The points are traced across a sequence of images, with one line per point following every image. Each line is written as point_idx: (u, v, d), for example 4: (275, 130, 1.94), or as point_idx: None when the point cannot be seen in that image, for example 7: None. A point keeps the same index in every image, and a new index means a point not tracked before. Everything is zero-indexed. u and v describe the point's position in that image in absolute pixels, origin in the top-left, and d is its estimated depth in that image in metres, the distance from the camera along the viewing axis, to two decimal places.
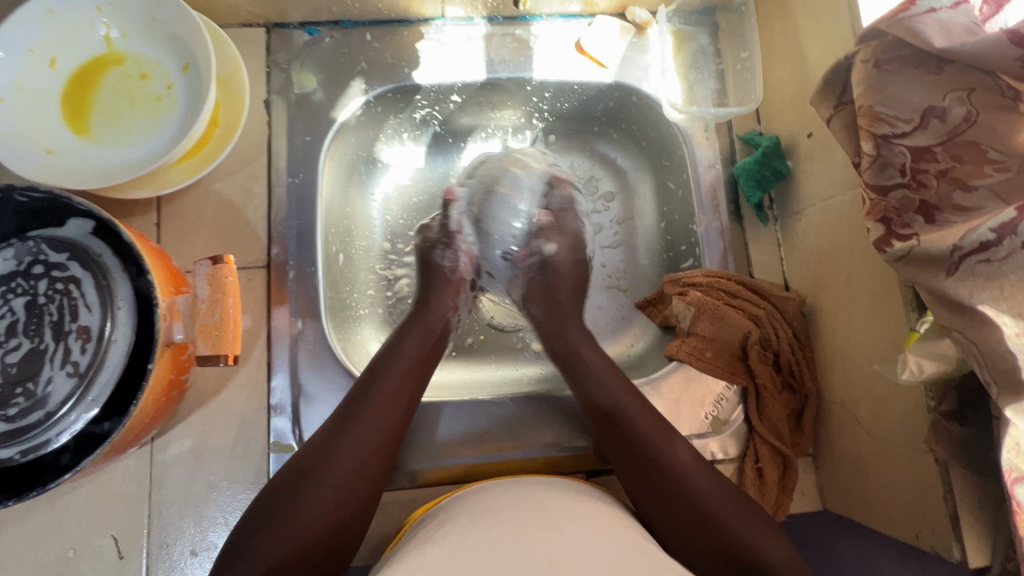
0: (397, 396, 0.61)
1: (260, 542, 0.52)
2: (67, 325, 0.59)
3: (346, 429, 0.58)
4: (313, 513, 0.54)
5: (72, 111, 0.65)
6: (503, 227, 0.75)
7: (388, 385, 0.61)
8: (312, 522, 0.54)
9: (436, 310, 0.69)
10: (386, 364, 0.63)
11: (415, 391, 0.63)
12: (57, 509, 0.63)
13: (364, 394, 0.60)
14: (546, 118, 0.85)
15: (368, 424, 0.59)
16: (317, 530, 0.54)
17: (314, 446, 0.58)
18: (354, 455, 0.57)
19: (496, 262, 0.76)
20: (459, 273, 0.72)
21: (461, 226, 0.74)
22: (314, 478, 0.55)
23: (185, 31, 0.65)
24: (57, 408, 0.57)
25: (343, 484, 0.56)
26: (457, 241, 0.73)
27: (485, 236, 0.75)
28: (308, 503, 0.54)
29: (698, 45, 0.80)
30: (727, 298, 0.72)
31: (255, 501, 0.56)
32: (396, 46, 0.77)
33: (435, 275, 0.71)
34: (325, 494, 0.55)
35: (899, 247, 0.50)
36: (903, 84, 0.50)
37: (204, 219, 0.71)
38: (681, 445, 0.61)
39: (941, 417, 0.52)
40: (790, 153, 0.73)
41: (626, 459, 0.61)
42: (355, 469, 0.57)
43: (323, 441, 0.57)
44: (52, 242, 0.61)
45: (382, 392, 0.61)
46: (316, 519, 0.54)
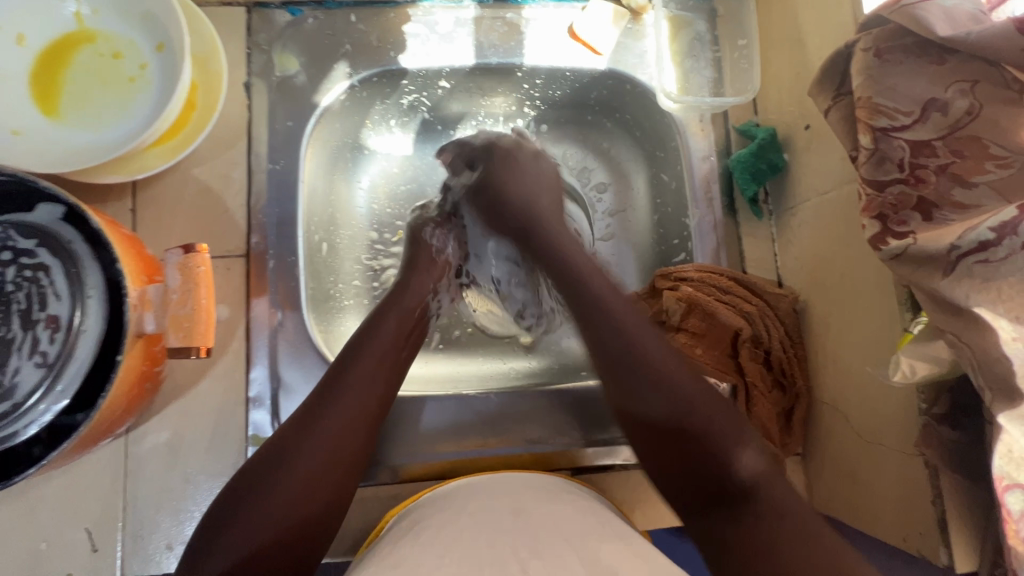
0: (372, 378, 0.60)
1: (231, 529, 0.51)
2: (35, 313, 0.57)
3: (319, 413, 0.56)
4: (284, 500, 0.52)
5: (39, 90, 0.62)
6: (484, 203, 0.71)
7: (364, 371, 0.60)
8: (279, 511, 0.52)
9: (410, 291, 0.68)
10: (363, 349, 0.61)
11: (388, 378, 0.61)
12: (30, 501, 0.62)
13: (338, 379, 0.59)
14: (538, 106, 0.83)
15: (342, 408, 0.57)
16: (288, 516, 0.52)
17: (287, 432, 0.56)
18: (326, 444, 0.55)
19: (477, 245, 0.74)
20: (445, 254, 0.72)
21: (456, 210, 0.75)
22: (287, 463, 0.53)
23: (159, 9, 0.63)
24: (25, 399, 0.55)
25: (313, 472, 0.54)
26: (450, 223, 0.75)
27: (467, 215, 0.74)
28: (278, 488, 0.52)
29: (694, 32, 0.77)
30: (719, 293, 0.71)
31: (224, 490, 0.54)
32: (382, 28, 0.74)
33: (421, 253, 0.72)
34: (296, 481, 0.53)
35: (895, 245, 0.48)
36: (904, 75, 0.48)
37: (181, 205, 0.69)
38: (691, 377, 0.58)
39: (933, 420, 0.51)
40: (787, 146, 0.71)
41: (688, 479, 0.55)
42: (326, 457, 0.55)
43: (296, 428, 0.56)
44: (19, 227, 0.58)
45: (360, 376, 0.59)
46: (279, 514, 0.52)
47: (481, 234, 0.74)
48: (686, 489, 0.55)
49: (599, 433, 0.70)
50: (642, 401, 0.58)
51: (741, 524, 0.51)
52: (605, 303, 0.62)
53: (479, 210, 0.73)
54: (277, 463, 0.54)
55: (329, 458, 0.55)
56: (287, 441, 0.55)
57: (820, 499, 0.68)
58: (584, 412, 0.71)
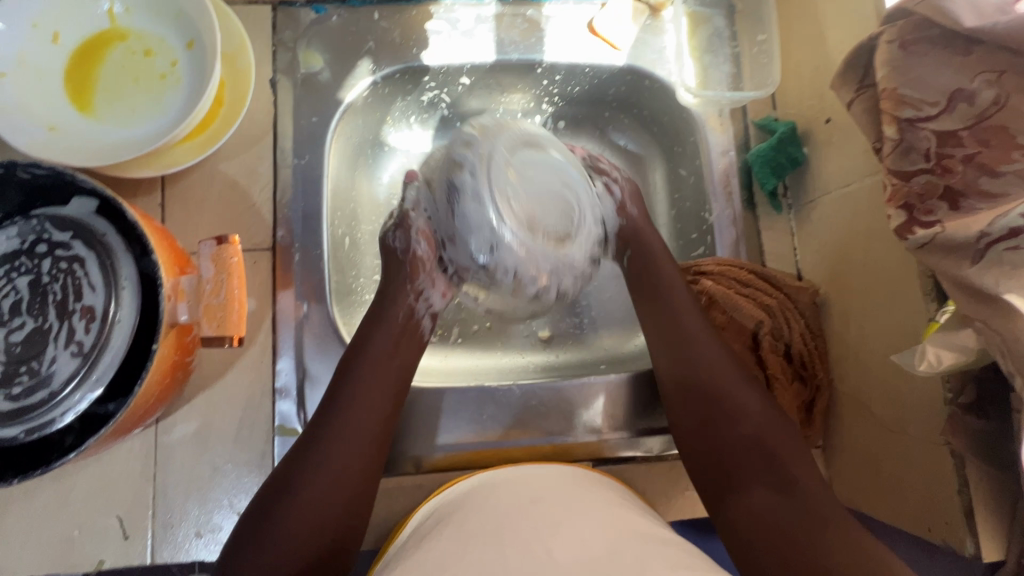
0: (370, 397, 0.59)
1: (251, 555, 0.51)
2: (71, 304, 0.58)
3: (324, 434, 0.56)
4: (298, 527, 0.52)
5: (73, 86, 0.63)
6: (445, 194, 0.65)
7: (363, 390, 0.59)
8: (292, 538, 0.52)
9: (397, 299, 0.66)
10: (362, 365, 0.61)
11: (390, 397, 0.61)
12: (63, 488, 0.63)
13: (336, 399, 0.59)
14: (556, 102, 0.83)
15: (344, 430, 0.57)
16: (306, 543, 0.52)
17: (292, 460, 0.56)
18: (331, 466, 0.55)
19: (448, 223, 0.66)
20: (415, 250, 0.67)
21: (416, 203, 0.68)
22: (298, 489, 0.54)
23: (190, 7, 0.64)
24: (61, 387, 0.56)
25: (323, 497, 0.54)
26: (410, 218, 0.68)
27: (430, 207, 0.67)
28: (289, 514, 0.52)
29: (713, 28, 0.78)
30: (740, 287, 0.71)
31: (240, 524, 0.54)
32: (405, 26, 0.75)
33: (392, 263, 0.68)
34: (310, 508, 0.53)
35: (921, 234, 0.48)
36: (931, 66, 0.48)
37: (208, 200, 0.70)
38: (735, 370, 0.61)
39: (959, 410, 0.51)
40: (807, 140, 0.71)
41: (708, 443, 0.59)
42: (337, 480, 0.55)
43: (301, 454, 0.56)
44: (55, 221, 0.60)
45: (358, 395, 0.59)
46: (292, 540, 0.52)
47: (447, 211, 0.66)
48: (728, 457, 0.57)
49: (621, 424, 0.72)
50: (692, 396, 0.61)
51: (790, 498, 0.52)
52: (683, 317, 0.65)
53: (439, 186, 0.66)
54: (288, 489, 0.54)
55: (339, 481, 0.55)
56: (293, 467, 0.55)
57: (842, 491, 0.68)
58: (604, 404, 0.72)
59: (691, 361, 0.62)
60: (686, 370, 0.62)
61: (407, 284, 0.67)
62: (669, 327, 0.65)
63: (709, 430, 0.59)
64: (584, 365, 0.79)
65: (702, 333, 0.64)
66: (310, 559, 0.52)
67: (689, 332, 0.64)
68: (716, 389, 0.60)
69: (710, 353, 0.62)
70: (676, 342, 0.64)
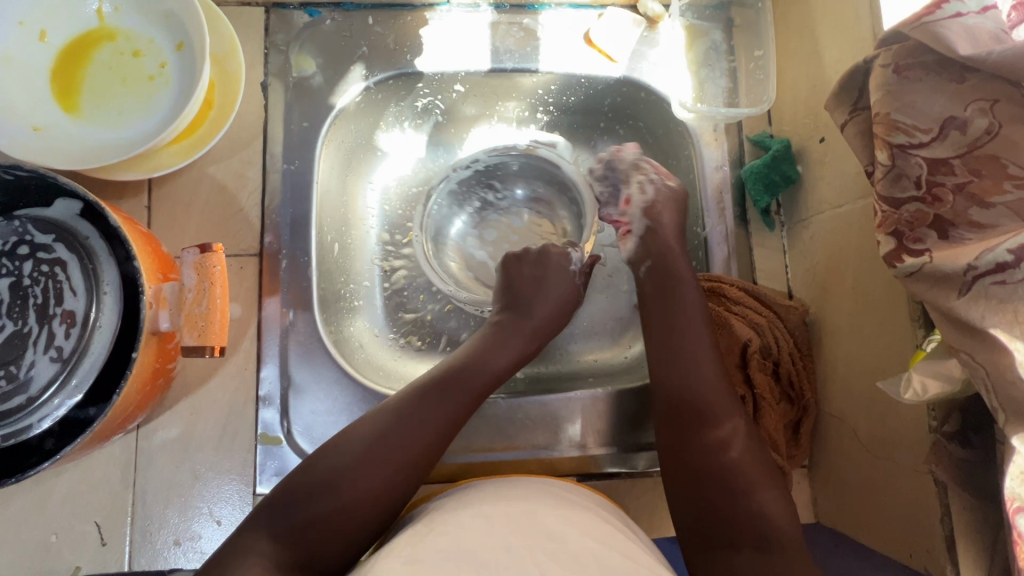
0: (448, 429, 0.58)
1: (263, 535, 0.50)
2: (51, 308, 0.57)
3: (385, 444, 0.55)
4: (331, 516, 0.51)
5: (61, 86, 0.63)
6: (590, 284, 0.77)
7: (446, 421, 0.58)
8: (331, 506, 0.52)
9: (503, 350, 0.65)
10: (447, 398, 0.59)
11: (456, 425, 0.59)
12: (41, 493, 0.63)
13: (407, 417, 0.57)
14: (551, 112, 0.83)
15: (413, 448, 0.56)
16: (325, 529, 0.51)
17: (343, 454, 0.55)
18: (387, 468, 0.54)
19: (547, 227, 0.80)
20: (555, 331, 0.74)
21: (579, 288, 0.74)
22: (349, 480, 0.53)
23: (180, 9, 0.63)
24: (40, 393, 0.55)
25: (363, 494, 0.53)
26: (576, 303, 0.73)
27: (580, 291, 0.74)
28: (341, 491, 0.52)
29: (711, 41, 0.77)
30: (730, 304, 0.72)
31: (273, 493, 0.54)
32: (399, 31, 0.75)
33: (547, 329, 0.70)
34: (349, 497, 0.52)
35: (909, 262, 0.48)
36: (923, 92, 0.48)
37: (196, 204, 0.69)
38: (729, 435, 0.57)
39: (943, 438, 0.51)
40: (801, 158, 0.70)
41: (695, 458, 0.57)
42: (385, 480, 0.54)
43: (376, 441, 0.55)
44: (38, 223, 0.59)
45: (436, 421, 0.57)
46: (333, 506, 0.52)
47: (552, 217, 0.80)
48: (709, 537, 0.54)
49: (605, 440, 0.71)
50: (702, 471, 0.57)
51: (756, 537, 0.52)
52: (698, 396, 0.60)
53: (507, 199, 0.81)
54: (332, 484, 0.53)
55: (386, 485, 0.54)
56: (340, 465, 0.54)
57: (827, 512, 0.68)
58: (590, 418, 0.71)
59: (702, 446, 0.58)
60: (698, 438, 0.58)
61: (512, 322, 0.68)
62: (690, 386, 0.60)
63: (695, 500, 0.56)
64: (570, 378, 0.78)
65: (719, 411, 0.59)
66: (321, 548, 0.50)
67: (714, 409, 0.59)
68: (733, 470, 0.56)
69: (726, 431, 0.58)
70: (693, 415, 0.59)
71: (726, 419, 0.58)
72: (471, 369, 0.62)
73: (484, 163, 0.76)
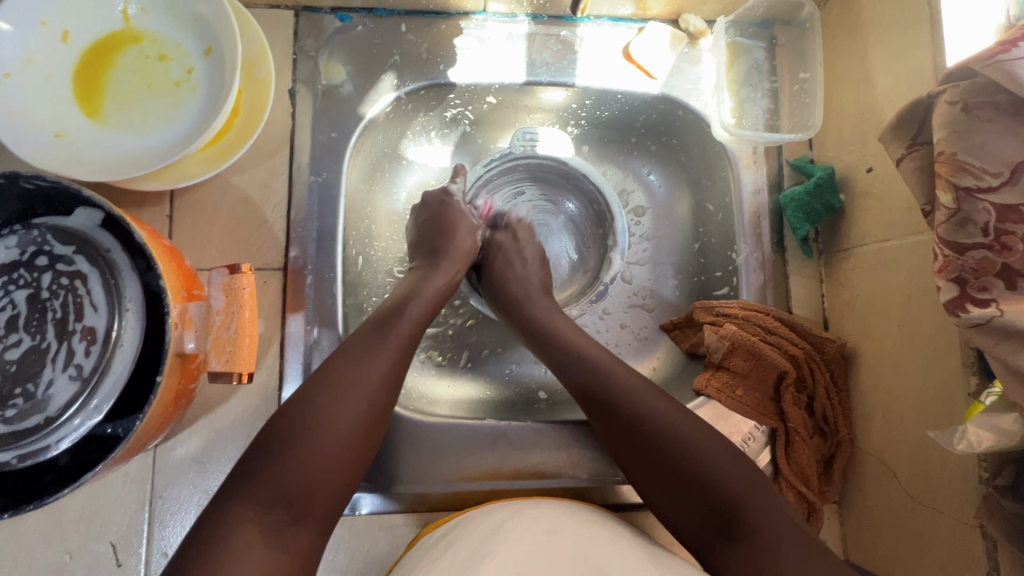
0: (399, 360, 0.56)
1: (242, 504, 0.45)
2: (71, 323, 0.55)
3: (335, 386, 0.51)
4: (306, 471, 0.47)
5: (83, 90, 0.60)
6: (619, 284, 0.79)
7: (390, 352, 0.55)
8: (300, 474, 0.47)
9: (427, 285, 0.63)
10: (382, 333, 0.56)
11: (406, 358, 0.57)
12: (54, 510, 0.61)
13: (349, 357, 0.54)
14: (583, 126, 0.80)
15: (365, 388, 0.52)
16: (303, 485, 0.47)
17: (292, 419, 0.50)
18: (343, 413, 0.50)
19: (593, 253, 0.79)
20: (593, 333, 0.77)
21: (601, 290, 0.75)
22: (312, 431, 0.49)
23: (210, 13, 0.61)
24: (59, 413, 0.53)
25: (330, 446, 0.49)
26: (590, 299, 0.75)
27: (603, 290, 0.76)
28: (302, 457, 0.48)
29: (752, 60, 0.75)
30: (764, 334, 0.69)
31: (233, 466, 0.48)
32: (433, 40, 0.72)
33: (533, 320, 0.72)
34: (320, 452, 0.48)
35: (976, 313, 0.45)
36: (994, 134, 0.46)
37: (219, 215, 0.67)
38: (646, 409, 0.56)
39: (996, 491, 0.49)
40: (844, 186, 0.68)
41: (625, 439, 0.56)
42: (351, 431, 0.50)
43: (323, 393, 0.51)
44: (58, 233, 0.57)
45: (380, 355, 0.54)
46: (302, 476, 0.47)
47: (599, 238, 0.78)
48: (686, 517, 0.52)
49: None
50: (636, 456, 0.56)
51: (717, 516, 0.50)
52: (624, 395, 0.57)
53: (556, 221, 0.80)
54: (295, 436, 0.48)
55: (351, 433, 0.51)
56: (297, 416, 0.50)
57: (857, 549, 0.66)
58: None
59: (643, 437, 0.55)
60: (617, 423, 0.57)
61: (443, 266, 0.66)
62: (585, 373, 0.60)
63: (663, 488, 0.54)
64: None
65: (647, 404, 0.57)
66: (309, 506, 0.47)
67: (616, 389, 0.58)
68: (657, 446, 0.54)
69: (666, 420, 0.55)
70: (628, 413, 0.57)
71: (629, 396, 0.58)
72: (395, 319, 0.58)
73: (537, 192, 0.79)
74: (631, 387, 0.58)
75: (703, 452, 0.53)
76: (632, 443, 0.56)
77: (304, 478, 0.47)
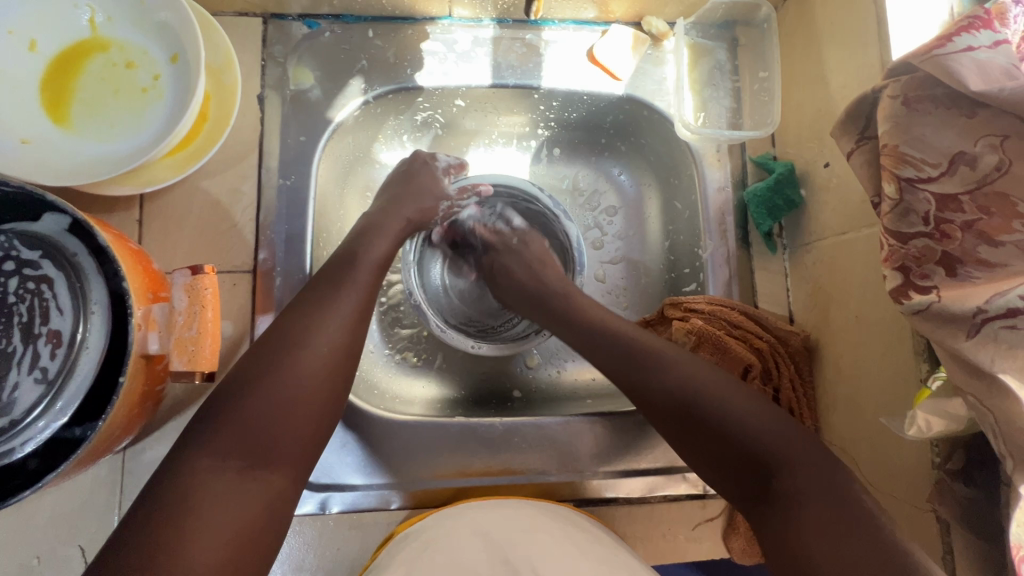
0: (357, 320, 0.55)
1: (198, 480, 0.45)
2: (37, 327, 0.55)
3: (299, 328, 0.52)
4: (265, 412, 0.48)
5: (50, 98, 0.61)
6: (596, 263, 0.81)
7: (351, 294, 0.56)
8: (261, 416, 0.48)
9: (376, 235, 0.62)
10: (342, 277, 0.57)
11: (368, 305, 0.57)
12: (23, 514, 0.61)
13: (303, 317, 0.53)
14: (552, 128, 0.82)
15: (323, 332, 0.53)
16: (268, 434, 0.48)
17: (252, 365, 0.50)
18: (302, 370, 0.50)
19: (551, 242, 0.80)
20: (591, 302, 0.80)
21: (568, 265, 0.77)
22: (274, 386, 0.49)
23: (175, 20, 0.62)
24: (23, 416, 0.53)
25: (297, 394, 0.50)
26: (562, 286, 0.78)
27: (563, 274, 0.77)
28: (260, 394, 0.49)
29: (715, 60, 0.77)
30: (729, 328, 0.70)
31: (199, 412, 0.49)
32: (400, 45, 0.73)
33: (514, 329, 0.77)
34: (274, 415, 0.48)
35: (916, 300, 0.47)
36: (932, 126, 0.47)
37: (188, 219, 0.68)
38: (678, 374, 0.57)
39: (946, 476, 0.50)
40: (805, 181, 0.70)
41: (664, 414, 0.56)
42: (311, 386, 0.51)
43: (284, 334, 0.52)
44: (25, 238, 0.57)
45: (337, 311, 0.54)
46: (261, 417, 0.48)
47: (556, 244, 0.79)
48: (741, 491, 0.51)
49: (603, 465, 0.70)
50: (682, 431, 0.55)
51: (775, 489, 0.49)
52: (656, 381, 0.57)
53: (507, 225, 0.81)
54: (258, 376, 0.49)
55: (315, 376, 0.51)
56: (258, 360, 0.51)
57: None
58: (586, 442, 0.71)
59: (690, 415, 0.54)
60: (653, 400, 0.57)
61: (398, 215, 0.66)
62: (618, 353, 0.60)
63: (710, 459, 0.53)
64: (568, 399, 0.78)
65: (686, 380, 0.56)
66: (277, 450, 0.48)
67: (653, 363, 0.58)
68: (695, 413, 0.54)
69: (712, 394, 0.54)
70: (672, 396, 0.56)
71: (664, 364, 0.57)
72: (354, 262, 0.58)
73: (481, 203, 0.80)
74: (665, 358, 0.58)
75: (756, 432, 0.51)
76: (671, 418, 0.56)
77: (262, 419, 0.48)
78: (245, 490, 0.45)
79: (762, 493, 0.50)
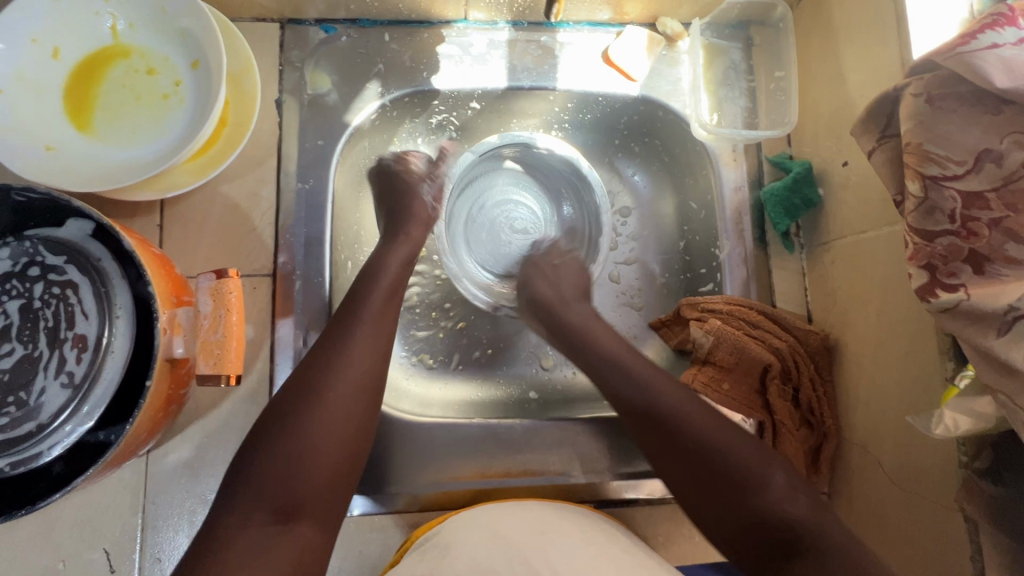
0: (376, 341, 0.56)
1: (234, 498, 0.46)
2: (63, 332, 0.56)
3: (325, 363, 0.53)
4: (287, 459, 0.49)
5: (73, 105, 0.62)
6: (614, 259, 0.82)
7: (370, 324, 0.56)
8: (282, 465, 0.49)
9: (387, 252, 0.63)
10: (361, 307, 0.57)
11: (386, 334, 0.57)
12: (48, 518, 0.61)
13: (327, 355, 0.54)
14: (566, 130, 0.82)
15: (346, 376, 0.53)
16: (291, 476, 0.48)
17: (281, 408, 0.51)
18: (325, 414, 0.51)
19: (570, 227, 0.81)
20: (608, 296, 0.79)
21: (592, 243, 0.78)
22: (301, 429, 0.50)
23: (195, 27, 0.62)
24: (50, 420, 0.54)
25: (317, 441, 0.50)
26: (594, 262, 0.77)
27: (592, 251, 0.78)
28: (285, 442, 0.49)
29: (730, 60, 0.77)
30: (748, 328, 0.70)
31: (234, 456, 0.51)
32: (416, 49, 0.74)
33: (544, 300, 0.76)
34: (297, 459, 0.49)
35: (944, 298, 0.47)
36: (957, 124, 0.47)
37: (208, 223, 0.68)
38: (684, 412, 0.54)
39: (974, 475, 0.50)
40: (822, 180, 0.70)
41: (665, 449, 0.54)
42: (328, 432, 0.51)
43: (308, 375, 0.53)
44: (50, 244, 0.58)
45: (357, 350, 0.55)
46: (282, 465, 0.48)
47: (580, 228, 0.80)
48: (738, 539, 0.50)
49: (623, 466, 0.70)
50: (682, 471, 0.53)
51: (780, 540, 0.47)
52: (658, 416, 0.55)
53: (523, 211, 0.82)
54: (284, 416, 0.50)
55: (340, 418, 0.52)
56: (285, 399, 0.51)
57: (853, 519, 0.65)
58: (605, 443, 0.71)
59: (691, 455, 0.52)
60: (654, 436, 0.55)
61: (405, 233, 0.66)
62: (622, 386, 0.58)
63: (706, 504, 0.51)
64: (585, 400, 0.78)
65: (689, 419, 0.54)
66: (303, 496, 0.49)
67: (657, 401, 0.56)
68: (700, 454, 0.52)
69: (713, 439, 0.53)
70: (675, 434, 0.53)
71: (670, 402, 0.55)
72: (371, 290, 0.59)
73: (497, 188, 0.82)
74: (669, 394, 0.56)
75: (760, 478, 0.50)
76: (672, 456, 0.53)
77: (284, 468, 0.48)
78: (275, 537, 0.46)
79: (763, 545, 0.48)
